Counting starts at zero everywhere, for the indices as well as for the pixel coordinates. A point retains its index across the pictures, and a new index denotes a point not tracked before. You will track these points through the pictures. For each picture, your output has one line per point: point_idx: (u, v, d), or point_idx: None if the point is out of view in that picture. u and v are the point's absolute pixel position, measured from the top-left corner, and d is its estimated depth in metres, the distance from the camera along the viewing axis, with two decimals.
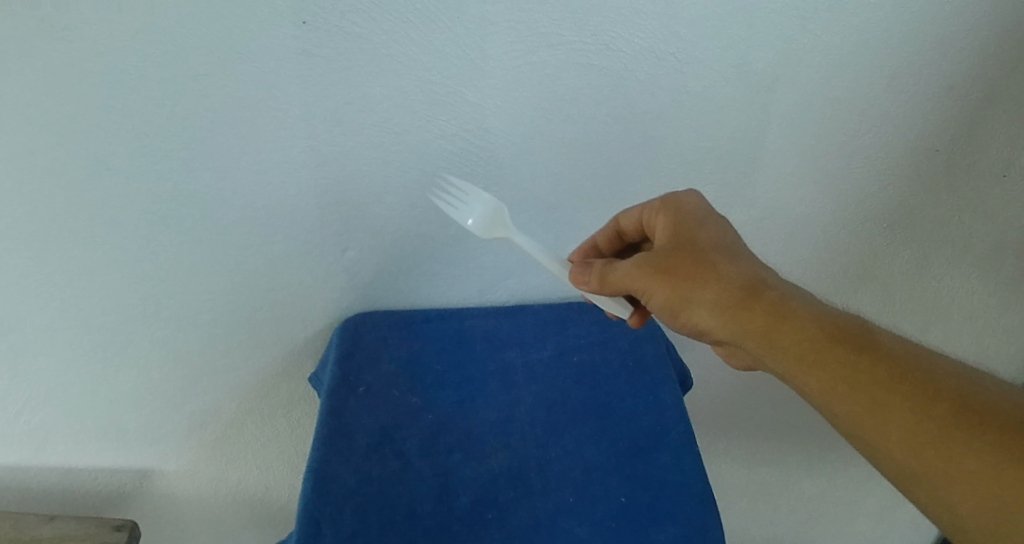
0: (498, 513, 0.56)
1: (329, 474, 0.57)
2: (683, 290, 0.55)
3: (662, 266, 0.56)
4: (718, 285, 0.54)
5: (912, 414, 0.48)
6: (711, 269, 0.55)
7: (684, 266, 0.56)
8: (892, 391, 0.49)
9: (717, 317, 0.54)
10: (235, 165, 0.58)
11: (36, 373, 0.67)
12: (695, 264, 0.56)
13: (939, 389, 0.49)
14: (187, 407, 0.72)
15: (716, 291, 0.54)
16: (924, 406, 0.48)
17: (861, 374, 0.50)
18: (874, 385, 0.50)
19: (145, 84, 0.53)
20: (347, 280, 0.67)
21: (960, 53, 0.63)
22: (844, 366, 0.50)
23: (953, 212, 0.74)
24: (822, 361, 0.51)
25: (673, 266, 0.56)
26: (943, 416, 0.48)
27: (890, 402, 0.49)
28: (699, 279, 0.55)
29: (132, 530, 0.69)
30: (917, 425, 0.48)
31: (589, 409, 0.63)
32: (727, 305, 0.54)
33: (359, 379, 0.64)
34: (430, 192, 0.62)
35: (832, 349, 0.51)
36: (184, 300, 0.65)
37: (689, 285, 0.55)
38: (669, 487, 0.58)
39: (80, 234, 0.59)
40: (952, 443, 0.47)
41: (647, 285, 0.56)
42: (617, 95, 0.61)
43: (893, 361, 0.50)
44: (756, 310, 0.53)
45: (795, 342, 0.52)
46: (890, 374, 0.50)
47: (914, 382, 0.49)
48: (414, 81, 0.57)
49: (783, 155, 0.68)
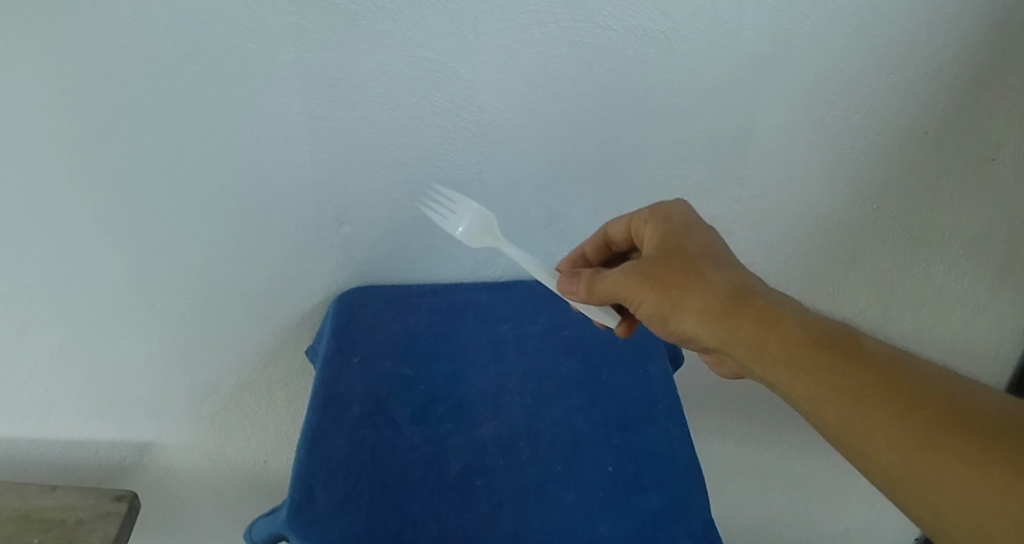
0: (487, 479, 0.57)
1: (323, 441, 0.58)
2: (669, 297, 0.55)
3: (649, 273, 0.56)
4: (705, 289, 0.54)
5: (902, 417, 0.47)
6: (697, 274, 0.55)
7: (671, 272, 0.56)
8: (881, 394, 0.48)
9: (704, 322, 0.54)
10: (233, 140, 0.60)
11: (38, 346, 0.68)
12: (682, 269, 0.56)
13: (929, 390, 0.47)
14: (186, 380, 0.74)
15: (702, 296, 0.54)
16: (914, 409, 0.47)
17: (849, 377, 0.49)
18: (863, 387, 0.48)
19: (144, 59, 0.54)
20: (343, 254, 0.68)
21: (948, 35, 0.64)
22: (832, 368, 0.49)
23: (942, 194, 0.75)
24: (808, 365, 0.50)
25: (660, 272, 0.56)
26: (934, 417, 0.46)
27: (881, 405, 0.48)
28: (685, 285, 0.55)
29: (132, 500, 0.71)
30: (909, 429, 0.46)
31: (580, 381, 0.65)
32: (713, 309, 0.53)
33: (353, 350, 0.65)
34: (421, 203, 0.66)
35: (819, 352, 0.50)
36: (183, 275, 0.67)
37: (675, 291, 0.55)
38: (656, 457, 0.59)
39: (81, 206, 0.61)
40: (938, 447, 0.45)
41: (635, 292, 0.56)
42: (609, 73, 0.62)
43: (882, 363, 0.49)
44: (740, 315, 0.53)
45: (780, 347, 0.51)
46: (877, 379, 0.48)
47: (904, 384, 0.48)
48: (408, 58, 0.58)
49: (773, 134, 0.69)
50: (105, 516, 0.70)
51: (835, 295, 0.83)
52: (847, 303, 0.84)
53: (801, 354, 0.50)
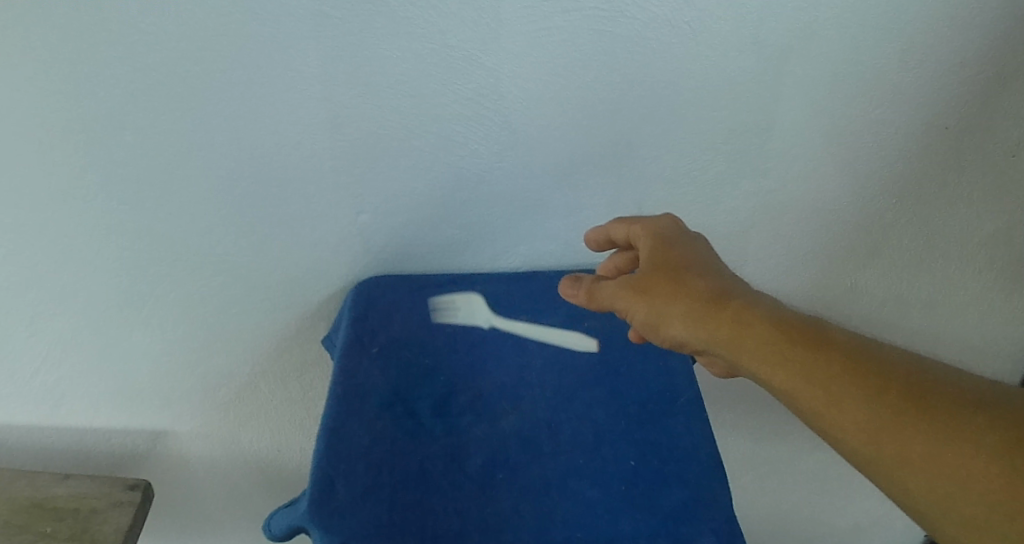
0: (509, 472, 0.57)
1: (343, 433, 0.57)
2: (658, 305, 0.54)
3: (639, 284, 0.56)
4: (693, 297, 0.53)
5: (900, 414, 0.45)
6: (685, 283, 0.54)
7: (660, 282, 0.55)
8: (878, 392, 0.46)
9: (692, 329, 0.53)
10: (252, 126, 0.59)
11: (52, 334, 0.68)
12: (672, 275, 0.55)
13: (926, 385, 0.46)
14: (200, 369, 0.73)
15: (691, 301, 0.53)
16: (914, 406, 0.45)
17: (844, 374, 0.47)
18: (859, 384, 0.47)
19: (162, 44, 0.53)
20: (361, 243, 0.67)
21: (975, 28, 0.63)
22: (821, 366, 0.48)
23: (963, 190, 0.74)
24: (800, 363, 0.49)
25: (650, 282, 0.55)
26: (936, 413, 0.45)
27: (879, 402, 0.46)
28: (674, 292, 0.54)
29: (146, 489, 0.70)
30: (910, 425, 0.45)
31: (600, 373, 0.64)
32: (701, 313, 0.52)
33: (372, 340, 0.64)
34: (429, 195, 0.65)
35: (813, 351, 0.49)
36: (197, 264, 0.66)
37: (664, 299, 0.54)
38: (678, 452, 0.59)
39: (96, 193, 0.60)
40: (932, 441, 0.44)
41: (626, 302, 0.56)
42: (631, 64, 0.61)
43: (876, 360, 0.48)
44: (726, 317, 0.52)
45: (771, 347, 0.50)
46: (869, 376, 0.47)
47: (901, 381, 0.47)
48: (430, 45, 0.57)
49: (796, 127, 0.68)
50: (119, 506, 0.69)
51: (852, 290, 0.82)
52: (864, 299, 0.83)
53: (792, 353, 0.49)
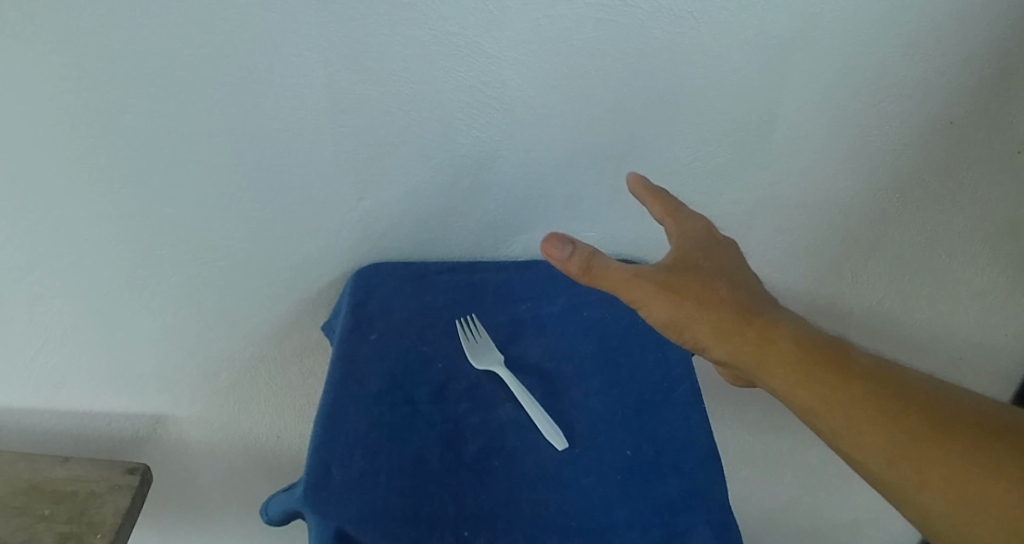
0: (505, 460, 0.57)
1: (340, 418, 0.58)
2: (689, 310, 0.51)
3: (666, 282, 0.51)
4: (723, 308, 0.51)
5: (919, 437, 0.48)
6: (715, 290, 0.52)
7: (689, 285, 0.52)
8: (898, 416, 0.48)
9: (722, 339, 0.51)
10: (254, 111, 0.59)
11: (53, 316, 0.68)
12: (701, 281, 0.52)
13: (937, 407, 0.49)
14: (200, 354, 0.73)
15: (719, 309, 0.51)
16: (930, 429, 0.48)
17: (869, 399, 0.49)
18: (880, 408, 0.49)
19: (164, 28, 0.53)
20: (361, 229, 0.67)
21: (981, 23, 0.63)
22: (847, 387, 0.49)
23: (967, 187, 0.74)
24: (826, 386, 0.49)
25: (679, 283, 0.52)
26: (947, 436, 0.48)
27: (901, 426, 0.48)
28: (704, 300, 0.51)
29: (144, 473, 0.71)
30: (929, 449, 0.47)
31: (598, 363, 0.64)
32: (730, 325, 0.51)
33: (371, 326, 0.64)
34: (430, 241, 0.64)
35: (838, 373, 0.50)
36: (198, 248, 0.66)
37: (694, 305, 0.51)
38: (675, 442, 0.59)
39: (97, 175, 0.60)
40: (950, 465, 0.47)
41: (649, 299, 0.50)
42: (634, 54, 0.61)
43: (893, 381, 0.50)
44: (755, 332, 0.51)
45: (799, 368, 0.50)
46: (889, 397, 0.49)
47: (916, 403, 0.49)
48: (433, 31, 0.57)
49: (799, 120, 0.67)
50: (117, 489, 0.70)
51: (854, 285, 0.81)
52: (865, 294, 0.82)
53: (819, 376, 0.50)
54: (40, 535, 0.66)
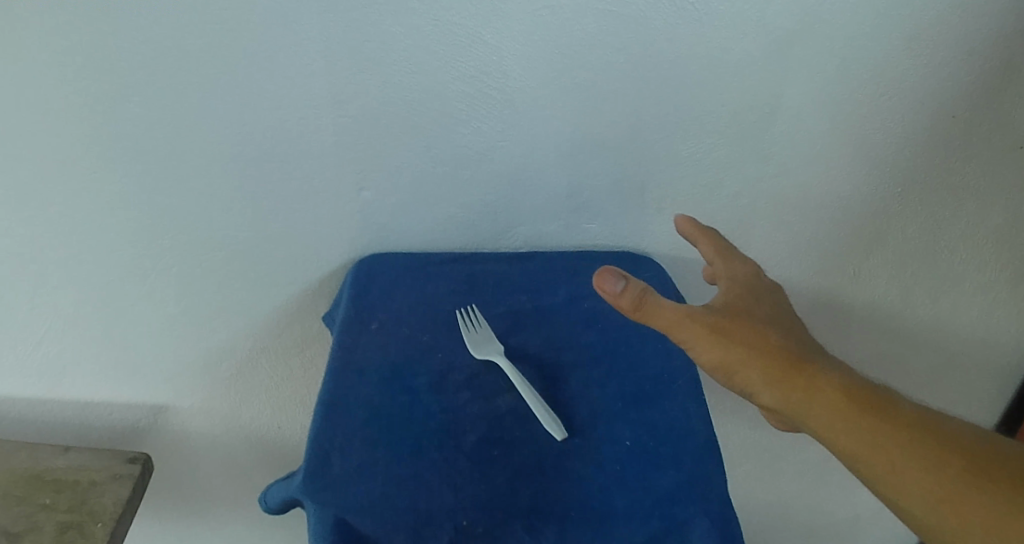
0: (504, 449, 0.57)
1: (340, 407, 0.58)
2: (737, 351, 0.51)
3: (715, 323, 0.52)
4: (771, 352, 0.51)
5: (976, 486, 0.45)
6: (764, 336, 0.52)
7: (736, 328, 0.52)
8: (951, 465, 0.46)
9: (769, 383, 0.50)
10: (255, 101, 0.59)
11: (55, 305, 0.69)
12: (751, 325, 0.53)
13: (994, 456, 0.47)
14: (201, 344, 0.74)
15: (770, 355, 0.51)
16: (987, 479, 0.46)
17: (920, 446, 0.47)
18: (931, 456, 0.47)
19: (164, 19, 0.54)
20: (362, 220, 0.68)
21: (983, 16, 0.63)
22: (897, 434, 0.48)
23: (968, 181, 0.74)
24: (876, 432, 0.48)
25: (727, 326, 0.52)
26: (1007, 484, 0.45)
27: (956, 476, 0.46)
28: (753, 343, 0.51)
29: (145, 462, 0.72)
30: (986, 498, 0.45)
31: (598, 354, 0.64)
32: (779, 368, 0.51)
33: (371, 317, 0.65)
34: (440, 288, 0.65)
35: (887, 420, 0.48)
36: (199, 239, 0.66)
37: (743, 347, 0.51)
38: (674, 434, 0.59)
39: (99, 166, 0.61)
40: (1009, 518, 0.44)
41: (697, 337, 0.51)
42: (635, 45, 0.61)
43: (943, 428, 0.48)
44: (803, 377, 0.50)
45: (847, 414, 0.49)
46: (942, 446, 0.47)
47: (969, 449, 0.47)
48: (433, 21, 0.57)
49: (800, 113, 0.67)
50: (118, 479, 0.70)
51: (855, 280, 0.81)
52: (867, 289, 0.81)
53: (868, 421, 0.48)
54: (40, 524, 0.67)
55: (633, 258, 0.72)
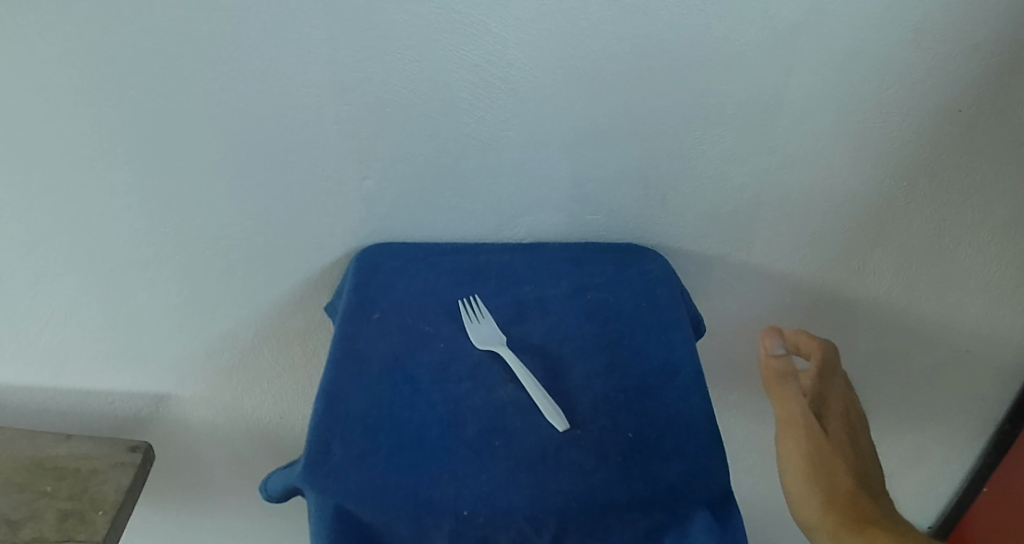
0: (505, 439, 0.56)
1: (341, 397, 0.58)
2: (820, 468, 0.56)
3: (816, 437, 0.57)
4: (852, 490, 0.55)
5: None
6: (853, 473, 0.57)
7: (832, 452, 0.57)
8: None
9: (837, 522, 0.54)
10: (258, 88, 0.59)
11: (57, 291, 0.69)
12: (846, 457, 0.58)
13: None
14: (203, 333, 0.74)
15: (850, 492, 0.55)
16: None
17: None
18: None
19: (166, 6, 0.53)
20: (365, 209, 0.68)
21: (992, 8, 0.62)
22: None
23: (974, 176, 0.73)
24: None
25: (829, 447, 0.57)
26: None
27: None
28: (842, 474, 0.56)
29: (146, 451, 0.74)
30: None
31: (601, 345, 0.63)
32: (855, 501, 0.55)
33: (374, 306, 0.65)
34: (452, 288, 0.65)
35: None
36: (202, 227, 0.67)
37: (829, 467, 0.56)
38: (675, 425, 0.58)
39: (102, 154, 0.61)
40: None
41: (796, 441, 0.58)
42: (640, 34, 0.61)
43: None
44: (863, 516, 0.54)
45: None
46: None
47: None
48: (438, 9, 0.57)
49: (805, 105, 0.67)
50: (119, 466, 0.72)
51: (860, 274, 0.80)
52: (871, 284, 0.81)
53: None
54: (41, 512, 0.68)
55: (637, 249, 0.72)
